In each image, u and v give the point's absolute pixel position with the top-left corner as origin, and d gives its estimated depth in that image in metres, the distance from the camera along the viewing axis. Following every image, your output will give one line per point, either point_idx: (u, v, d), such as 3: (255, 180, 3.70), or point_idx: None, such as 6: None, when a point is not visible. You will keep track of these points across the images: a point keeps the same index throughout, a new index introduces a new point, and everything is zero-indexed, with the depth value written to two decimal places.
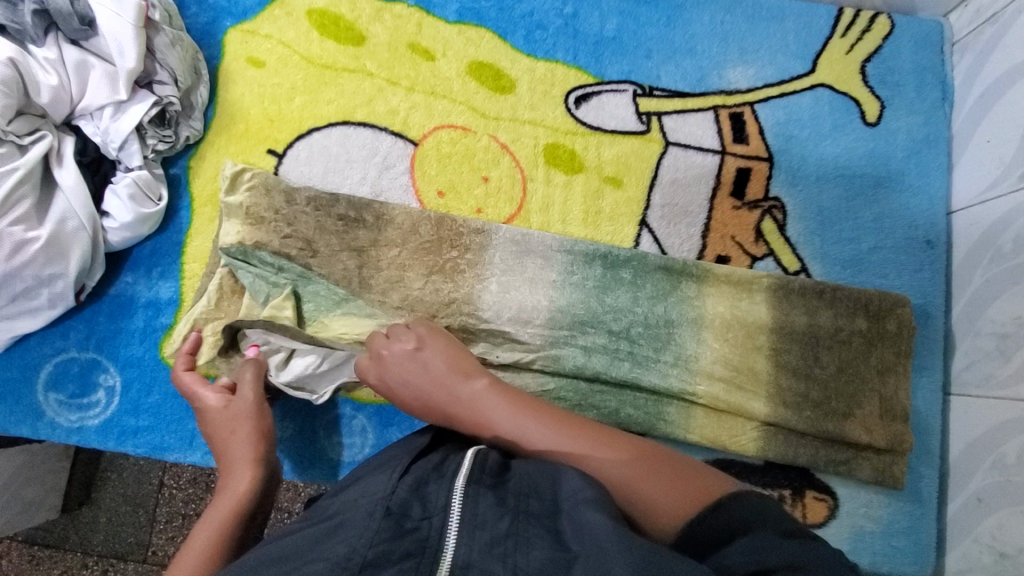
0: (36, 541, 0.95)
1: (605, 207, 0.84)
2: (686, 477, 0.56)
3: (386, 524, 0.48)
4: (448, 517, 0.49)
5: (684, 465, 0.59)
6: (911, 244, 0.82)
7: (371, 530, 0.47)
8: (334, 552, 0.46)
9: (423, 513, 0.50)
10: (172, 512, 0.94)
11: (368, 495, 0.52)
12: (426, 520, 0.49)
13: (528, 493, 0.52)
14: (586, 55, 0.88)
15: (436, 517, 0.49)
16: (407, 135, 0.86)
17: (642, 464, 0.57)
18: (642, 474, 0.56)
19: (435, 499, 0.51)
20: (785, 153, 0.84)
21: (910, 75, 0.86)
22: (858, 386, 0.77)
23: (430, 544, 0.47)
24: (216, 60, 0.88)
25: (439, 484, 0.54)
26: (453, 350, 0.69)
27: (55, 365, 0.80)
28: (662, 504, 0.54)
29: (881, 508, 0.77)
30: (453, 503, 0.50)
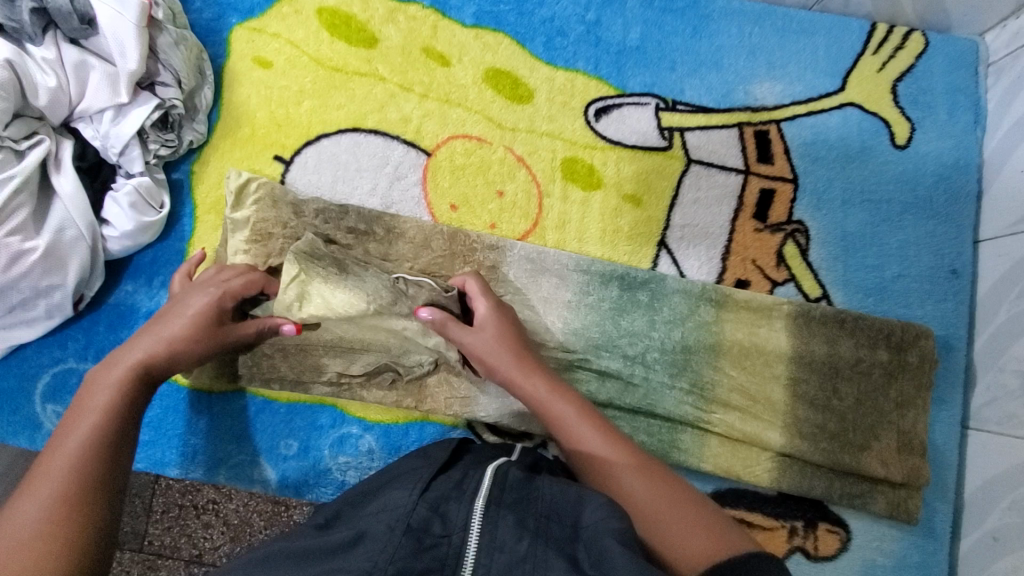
0: None
1: (624, 226, 0.81)
2: (715, 527, 0.53)
3: (405, 542, 0.48)
4: (466, 536, 0.49)
5: (717, 513, 0.56)
6: (936, 274, 0.80)
7: (391, 547, 0.47)
8: (354, 564, 0.47)
9: (443, 530, 0.50)
10: (168, 503, 0.89)
11: (389, 510, 0.51)
12: (446, 537, 0.49)
13: (549, 516, 0.52)
14: (607, 65, 0.84)
15: (456, 535, 0.50)
16: (420, 145, 0.82)
17: (676, 500, 0.55)
18: (668, 510, 0.54)
19: (456, 515, 0.51)
20: (810, 175, 0.82)
21: (942, 96, 0.83)
22: (875, 418, 0.76)
23: (449, 562, 0.48)
24: (221, 58, 0.84)
25: (459, 501, 0.53)
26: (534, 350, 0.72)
27: (52, 375, 0.77)
28: (673, 541, 0.52)
29: (895, 541, 0.76)
30: (473, 521, 0.50)
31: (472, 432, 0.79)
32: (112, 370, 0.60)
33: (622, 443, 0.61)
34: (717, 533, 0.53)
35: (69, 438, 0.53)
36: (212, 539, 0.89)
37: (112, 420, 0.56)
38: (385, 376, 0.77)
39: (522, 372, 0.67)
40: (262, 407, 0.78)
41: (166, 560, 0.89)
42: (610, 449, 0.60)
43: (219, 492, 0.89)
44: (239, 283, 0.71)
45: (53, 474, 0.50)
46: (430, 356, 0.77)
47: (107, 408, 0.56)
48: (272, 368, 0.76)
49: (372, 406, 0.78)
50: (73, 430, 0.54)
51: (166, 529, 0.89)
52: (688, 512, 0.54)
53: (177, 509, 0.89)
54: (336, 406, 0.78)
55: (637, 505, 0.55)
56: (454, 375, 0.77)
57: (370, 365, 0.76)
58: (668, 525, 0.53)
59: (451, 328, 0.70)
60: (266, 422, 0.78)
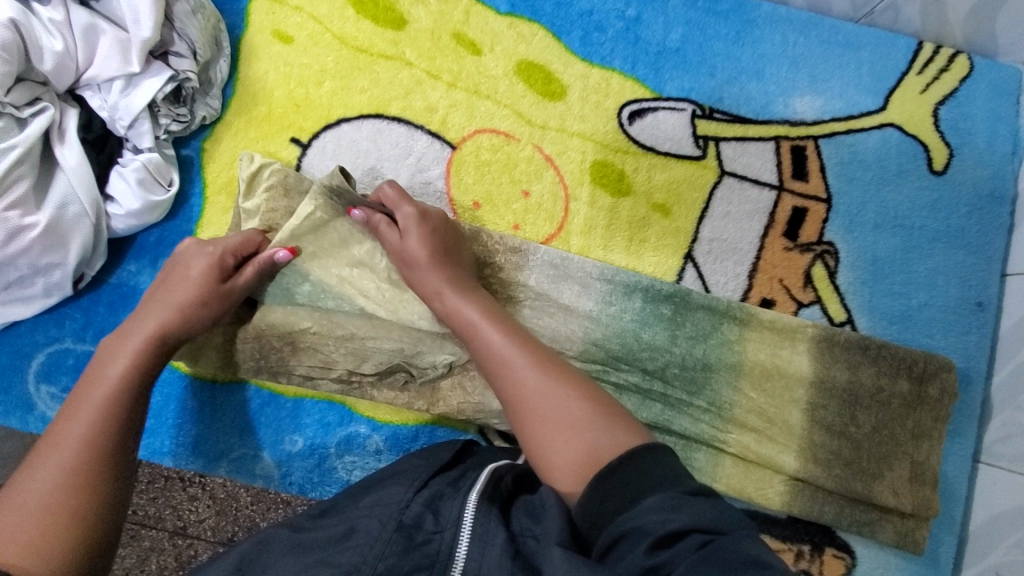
0: None
1: (651, 236, 0.79)
2: (603, 417, 0.54)
3: (396, 538, 0.48)
4: (458, 533, 0.48)
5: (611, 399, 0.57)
6: (962, 306, 0.79)
7: (381, 544, 0.48)
8: (341, 560, 0.47)
9: (435, 526, 0.49)
10: (154, 474, 0.86)
11: (383, 505, 0.51)
12: (437, 533, 0.49)
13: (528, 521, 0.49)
14: (645, 65, 0.81)
15: (448, 531, 0.49)
16: (445, 137, 0.79)
17: (564, 391, 0.56)
18: (558, 401, 0.55)
19: (449, 511, 0.50)
20: (845, 196, 0.80)
21: (984, 124, 0.81)
22: (891, 448, 0.75)
23: (440, 559, 0.47)
24: (239, 29, 0.79)
25: (454, 497, 0.51)
26: (462, 243, 0.72)
27: (48, 355, 0.74)
28: (558, 437, 0.53)
29: (899, 570, 0.76)
30: (464, 516, 0.49)
31: (482, 437, 0.77)
32: (141, 351, 0.60)
33: (519, 336, 0.62)
34: (606, 424, 0.53)
35: (82, 408, 0.54)
36: (199, 511, 0.86)
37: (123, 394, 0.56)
38: (398, 377, 0.74)
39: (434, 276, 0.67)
40: (267, 400, 0.76)
41: (149, 532, 0.86)
42: (501, 345, 0.61)
43: None
44: (234, 240, 0.68)
45: (64, 444, 0.52)
46: (445, 358, 0.73)
47: (125, 379, 0.57)
48: (281, 359, 0.73)
49: (382, 406, 0.76)
50: (87, 399, 0.55)
51: (151, 500, 0.85)
52: (576, 403, 0.55)
53: (162, 480, 0.86)
54: (345, 404, 0.76)
55: (528, 402, 0.56)
56: (468, 380, 0.74)
57: (384, 368, 0.73)
58: (556, 418, 0.54)
59: (383, 231, 0.70)
60: (271, 415, 0.75)
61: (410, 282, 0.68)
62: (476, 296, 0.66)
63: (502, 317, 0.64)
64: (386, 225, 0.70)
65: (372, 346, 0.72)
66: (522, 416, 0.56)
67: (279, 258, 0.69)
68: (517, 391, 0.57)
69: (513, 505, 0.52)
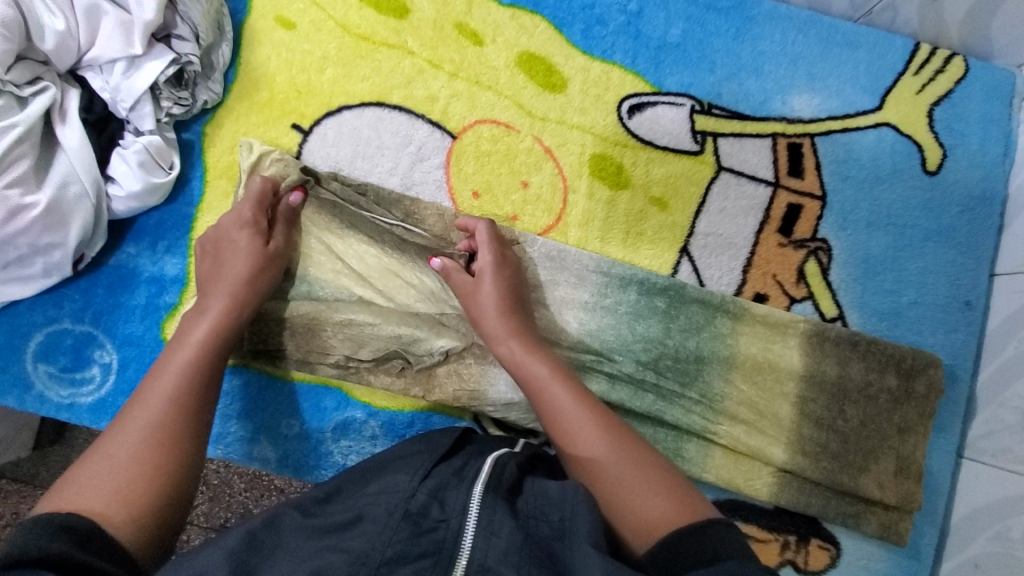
0: (4, 474, 0.87)
1: (647, 229, 0.80)
2: (682, 498, 0.53)
3: (404, 525, 0.50)
4: (465, 520, 0.50)
5: (686, 483, 0.56)
6: (950, 305, 0.80)
7: (389, 530, 0.49)
8: (353, 544, 0.49)
9: (441, 514, 0.51)
10: None
11: (388, 493, 0.54)
12: (444, 521, 0.51)
13: (536, 516, 0.52)
14: (645, 60, 0.82)
15: (454, 519, 0.51)
16: (446, 126, 0.79)
17: (640, 463, 0.56)
18: (634, 473, 0.55)
19: (454, 501, 0.53)
20: (839, 194, 0.81)
21: (977, 125, 0.83)
22: (877, 442, 0.76)
23: (447, 545, 0.49)
24: (241, 14, 0.79)
25: (458, 488, 0.54)
26: (528, 304, 0.73)
27: (46, 335, 0.74)
28: (635, 503, 0.53)
29: (881, 561, 0.78)
30: (470, 506, 0.51)
31: (477, 424, 0.78)
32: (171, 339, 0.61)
33: (591, 401, 0.63)
34: (678, 501, 0.53)
35: (167, 368, 0.56)
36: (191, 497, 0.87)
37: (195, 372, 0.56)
38: (395, 363, 0.75)
39: (501, 326, 0.68)
40: (265, 384, 0.76)
41: None
42: (579, 407, 0.61)
43: None
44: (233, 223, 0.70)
45: (150, 405, 0.53)
46: (442, 345, 0.74)
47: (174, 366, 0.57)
48: (281, 340, 0.74)
49: (380, 392, 0.76)
50: (171, 362, 0.57)
51: None
52: (652, 478, 0.55)
53: None
54: (341, 389, 0.77)
55: (602, 460, 0.57)
56: (464, 367, 0.75)
57: (384, 352, 0.74)
58: (633, 478, 0.55)
59: (455, 275, 0.72)
60: (267, 398, 0.76)
61: (482, 327, 0.69)
62: (551, 358, 0.66)
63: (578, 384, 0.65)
64: (460, 269, 0.72)
65: (368, 332, 0.73)
66: (595, 476, 0.56)
67: (296, 200, 0.73)
68: (592, 452, 0.58)
69: (517, 490, 0.56)
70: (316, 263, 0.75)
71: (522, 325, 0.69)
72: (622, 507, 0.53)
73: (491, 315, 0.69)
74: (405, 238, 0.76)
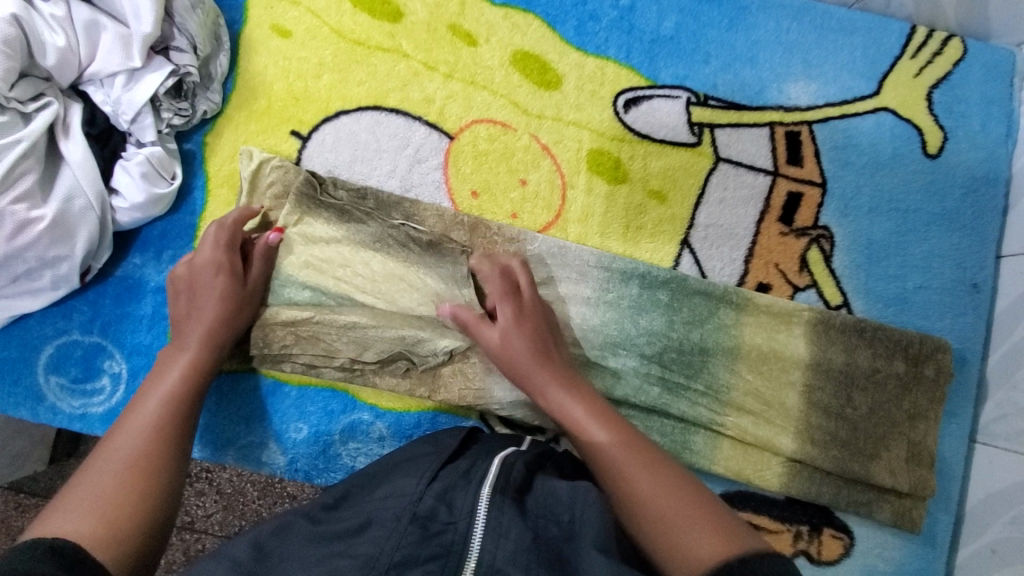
0: (23, 488, 0.88)
1: (647, 223, 0.80)
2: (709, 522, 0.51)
3: (412, 529, 0.50)
4: (473, 523, 0.50)
5: (732, 514, 0.52)
6: (957, 288, 0.80)
7: (398, 534, 0.49)
8: (360, 550, 0.49)
9: (449, 517, 0.51)
10: None
11: (396, 497, 0.53)
12: (452, 523, 0.50)
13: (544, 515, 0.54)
14: (639, 54, 0.82)
15: (462, 521, 0.51)
16: (443, 128, 0.80)
17: (682, 499, 0.53)
18: (657, 493, 0.54)
19: (461, 503, 0.52)
20: (839, 180, 0.80)
21: (977, 106, 0.82)
22: (887, 428, 0.76)
23: (455, 548, 0.49)
24: (238, 25, 0.80)
25: (465, 489, 0.54)
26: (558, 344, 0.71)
27: (56, 347, 0.75)
28: (682, 541, 0.50)
29: (896, 549, 0.77)
30: (478, 508, 0.51)
31: (483, 424, 0.78)
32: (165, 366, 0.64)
33: (632, 437, 0.60)
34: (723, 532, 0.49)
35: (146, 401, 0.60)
36: (207, 507, 0.87)
37: (174, 406, 0.60)
38: (399, 364, 0.75)
39: (535, 370, 0.66)
40: (272, 389, 0.77)
41: None
42: (601, 428, 0.61)
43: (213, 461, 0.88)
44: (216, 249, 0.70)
45: (131, 435, 0.56)
46: (446, 346, 0.74)
47: (167, 395, 0.61)
48: (287, 345, 0.74)
49: (385, 393, 0.77)
50: (150, 395, 0.60)
51: None
52: (670, 500, 0.53)
53: None
54: (347, 391, 0.77)
55: (646, 500, 0.54)
56: (469, 366, 0.75)
57: (389, 354, 0.74)
58: (677, 515, 0.52)
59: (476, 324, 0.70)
60: (275, 403, 0.77)
61: (511, 372, 0.67)
62: (575, 377, 0.66)
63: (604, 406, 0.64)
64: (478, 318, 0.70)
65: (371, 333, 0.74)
66: (638, 518, 0.53)
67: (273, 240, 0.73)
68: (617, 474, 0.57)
69: (526, 489, 0.56)
70: (313, 266, 0.75)
71: (554, 367, 0.67)
72: (670, 546, 0.50)
73: (517, 355, 0.67)
74: (403, 236, 0.76)
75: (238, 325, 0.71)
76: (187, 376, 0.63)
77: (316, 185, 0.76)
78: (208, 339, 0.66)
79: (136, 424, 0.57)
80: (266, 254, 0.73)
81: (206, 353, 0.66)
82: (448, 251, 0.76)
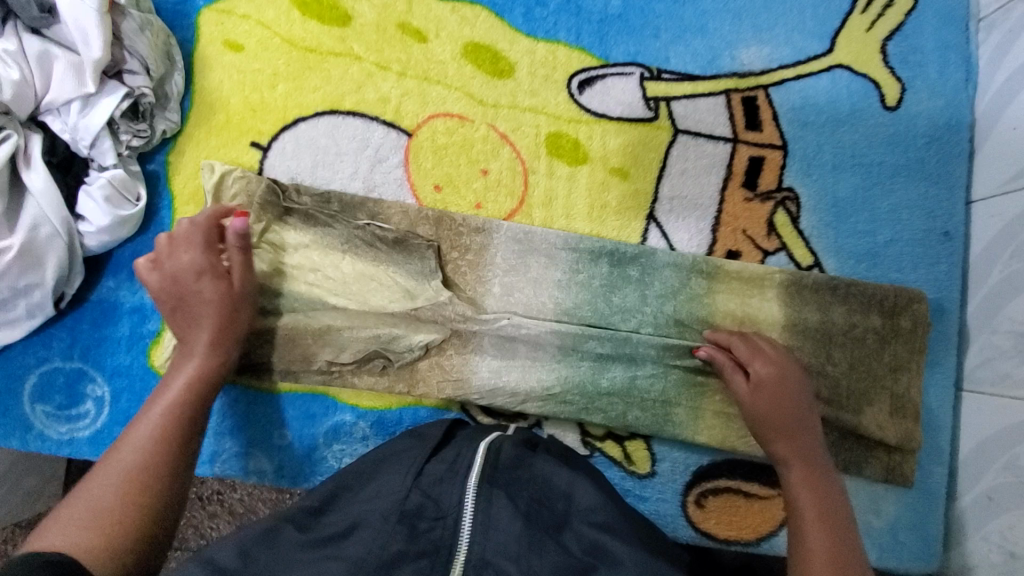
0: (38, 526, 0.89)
1: (612, 200, 0.80)
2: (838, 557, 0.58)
3: (400, 528, 0.50)
4: (461, 518, 0.52)
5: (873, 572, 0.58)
6: (928, 237, 0.79)
7: (385, 534, 0.49)
8: (348, 552, 0.49)
9: (437, 513, 0.52)
10: None
11: (382, 497, 0.54)
12: (440, 520, 0.52)
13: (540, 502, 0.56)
14: (589, 35, 0.82)
15: (450, 516, 0.52)
16: (400, 125, 0.81)
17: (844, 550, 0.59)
18: (809, 518, 0.63)
19: (448, 497, 0.53)
20: (800, 141, 0.80)
21: (932, 54, 0.82)
22: (869, 384, 0.75)
23: (444, 544, 0.50)
24: (190, 43, 0.81)
25: (452, 483, 0.55)
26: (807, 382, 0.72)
27: (39, 375, 0.76)
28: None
29: (890, 504, 0.77)
30: (466, 501, 0.53)
31: (465, 414, 0.78)
32: (180, 366, 0.64)
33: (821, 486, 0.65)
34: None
35: (152, 411, 0.59)
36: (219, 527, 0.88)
37: (177, 417, 0.59)
38: (376, 363, 0.75)
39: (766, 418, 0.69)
40: (252, 399, 0.77)
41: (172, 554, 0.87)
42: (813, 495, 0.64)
43: (223, 481, 0.88)
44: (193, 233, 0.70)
45: (134, 446, 0.56)
46: (421, 340, 0.75)
47: (174, 400, 0.60)
48: (264, 353, 0.74)
49: (365, 393, 0.77)
50: (156, 405, 0.59)
51: None
52: (819, 525, 0.61)
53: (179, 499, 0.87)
54: (328, 394, 0.77)
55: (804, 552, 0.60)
56: (445, 359, 0.76)
57: (365, 353, 0.75)
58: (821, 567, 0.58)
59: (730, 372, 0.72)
60: (255, 412, 0.77)
61: (756, 418, 0.70)
62: (803, 411, 0.70)
63: (801, 433, 0.69)
64: (728, 362, 0.73)
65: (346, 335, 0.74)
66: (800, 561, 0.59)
67: (238, 226, 0.69)
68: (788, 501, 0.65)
69: (512, 475, 0.58)
70: (284, 273, 0.75)
71: (796, 411, 0.69)
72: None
73: (779, 408, 0.70)
74: (369, 235, 0.76)
75: (240, 328, 0.69)
76: (192, 386, 0.62)
77: (279, 192, 0.76)
78: (217, 347, 0.66)
79: (141, 433, 0.57)
80: (241, 242, 0.70)
81: (209, 362, 0.65)
82: (415, 247, 0.76)
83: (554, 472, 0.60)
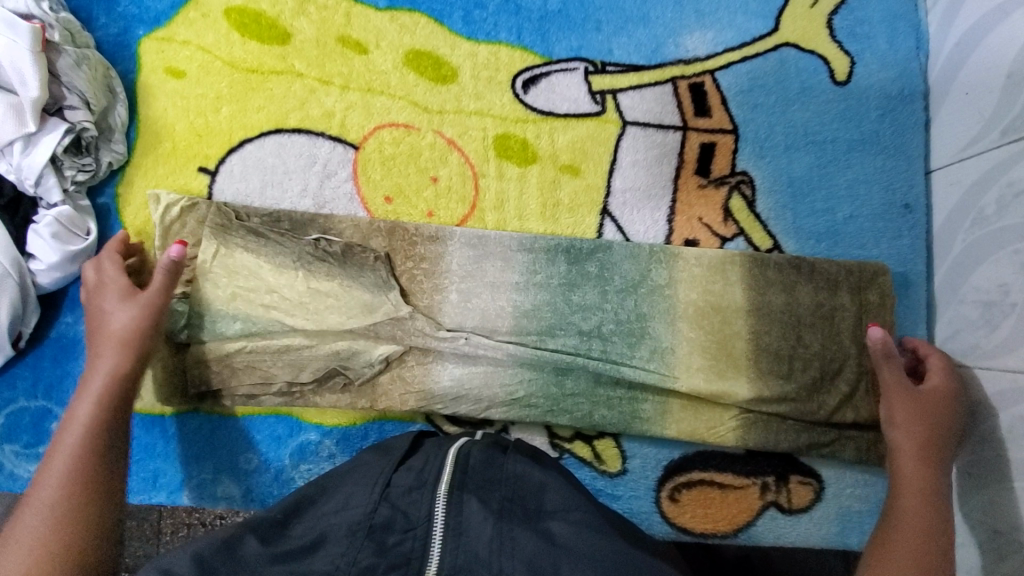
0: None
1: (564, 197, 0.79)
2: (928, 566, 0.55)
3: (368, 543, 0.48)
4: (431, 527, 0.49)
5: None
6: (889, 211, 0.78)
7: (353, 549, 0.47)
8: (315, 567, 0.46)
9: (405, 525, 0.50)
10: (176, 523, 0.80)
11: (348, 510, 0.51)
12: (410, 531, 0.49)
13: (512, 498, 0.52)
14: (530, 33, 0.81)
15: (420, 527, 0.49)
16: (346, 139, 0.80)
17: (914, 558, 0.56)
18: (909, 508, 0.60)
19: (418, 509, 0.51)
20: (751, 123, 0.79)
21: (880, 25, 0.80)
22: (841, 363, 0.74)
23: (415, 555, 0.48)
24: (132, 74, 0.81)
25: (423, 492, 0.52)
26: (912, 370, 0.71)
27: (7, 416, 0.76)
28: None
29: (868, 486, 0.76)
30: (435, 511, 0.50)
31: (431, 424, 0.78)
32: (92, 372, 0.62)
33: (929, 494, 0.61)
34: None
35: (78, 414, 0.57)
36: None
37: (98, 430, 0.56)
38: (337, 380, 0.75)
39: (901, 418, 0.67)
40: (218, 424, 0.77)
41: None
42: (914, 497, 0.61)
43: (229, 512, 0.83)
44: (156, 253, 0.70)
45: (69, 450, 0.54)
46: (381, 353, 0.74)
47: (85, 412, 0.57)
48: (222, 379, 0.74)
49: (330, 410, 0.77)
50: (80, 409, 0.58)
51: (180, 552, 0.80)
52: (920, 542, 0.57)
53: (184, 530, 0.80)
54: (292, 414, 0.77)
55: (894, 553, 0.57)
56: (406, 370, 0.75)
57: (323, 371, 0.74)
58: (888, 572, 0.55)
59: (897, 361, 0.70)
60: (219, 439, 0.77)
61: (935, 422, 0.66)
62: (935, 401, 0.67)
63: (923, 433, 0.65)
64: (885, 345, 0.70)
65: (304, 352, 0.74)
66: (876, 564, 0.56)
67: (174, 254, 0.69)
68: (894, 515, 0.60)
69: (481, 477, 0.54)
70: (242, 297, 0.73)
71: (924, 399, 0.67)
72: None
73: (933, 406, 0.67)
74: (319, 251, 0.75)
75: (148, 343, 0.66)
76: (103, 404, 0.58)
77: (228, 216, 0.75)
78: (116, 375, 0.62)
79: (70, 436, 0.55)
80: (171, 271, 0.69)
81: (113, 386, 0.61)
82: (362, 260, 0.75)
83: (526, 469, 0.56)
